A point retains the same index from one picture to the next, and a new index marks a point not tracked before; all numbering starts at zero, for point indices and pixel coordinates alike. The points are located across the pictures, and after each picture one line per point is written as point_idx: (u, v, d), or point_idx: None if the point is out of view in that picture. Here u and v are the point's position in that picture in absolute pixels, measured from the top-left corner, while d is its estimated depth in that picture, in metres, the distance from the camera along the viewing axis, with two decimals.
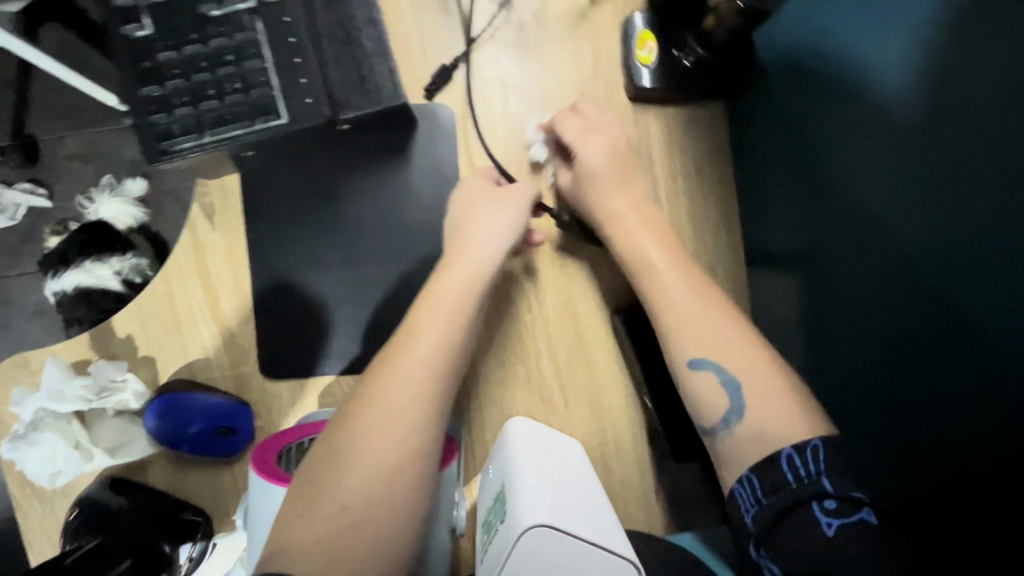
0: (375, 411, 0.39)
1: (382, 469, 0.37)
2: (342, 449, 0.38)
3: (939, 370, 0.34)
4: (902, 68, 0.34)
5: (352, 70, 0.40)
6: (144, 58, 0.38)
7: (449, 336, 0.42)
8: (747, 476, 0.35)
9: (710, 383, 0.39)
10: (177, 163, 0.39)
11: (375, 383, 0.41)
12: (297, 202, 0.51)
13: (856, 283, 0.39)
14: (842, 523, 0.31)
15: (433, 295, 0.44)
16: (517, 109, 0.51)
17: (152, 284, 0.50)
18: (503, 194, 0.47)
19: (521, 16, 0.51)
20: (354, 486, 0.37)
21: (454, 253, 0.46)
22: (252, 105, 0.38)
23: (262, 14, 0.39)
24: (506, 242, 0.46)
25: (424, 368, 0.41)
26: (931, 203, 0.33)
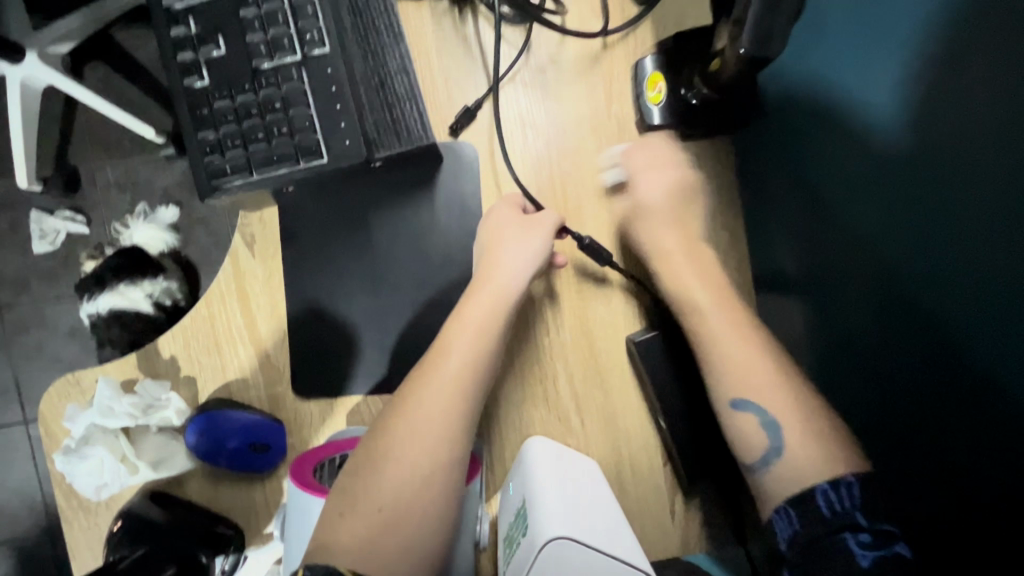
0: (412, 419, 0.44)
1: (415, 474, 0.42)
2: (383, 453, 0.43)
3: (915, 361, 0.37)
4: (886, 105, 0.38)
5: (385, 113, 0.44)
6: (203, 106, 0.42)
7: (476, 352, 0.46)
8: (784, 508, 0.41)
9: (753, 423, 0.44)
10: (227, 198, 0.43)
11: (411, 396, 0.45)
12: (331, 232, 0.54)
13: (839, 281, 0.43)
14: (877, 555, 0.36)
15: (463, 315, 0.48)
16: (536, 145, 0.54)
17: (194, 308, 0.54)
18: (530, 221, 0.51)
19: (540, 59, 0.54)
20: (391, 489, 0.42)
21: (484, 275, 0.49)
22: (296, 146, 0.42)
23: (307, 66, 0.42)
24: (532, 266, 0.49)
25: (454, 382, 0.45)
26: (915, 236, 0.36)
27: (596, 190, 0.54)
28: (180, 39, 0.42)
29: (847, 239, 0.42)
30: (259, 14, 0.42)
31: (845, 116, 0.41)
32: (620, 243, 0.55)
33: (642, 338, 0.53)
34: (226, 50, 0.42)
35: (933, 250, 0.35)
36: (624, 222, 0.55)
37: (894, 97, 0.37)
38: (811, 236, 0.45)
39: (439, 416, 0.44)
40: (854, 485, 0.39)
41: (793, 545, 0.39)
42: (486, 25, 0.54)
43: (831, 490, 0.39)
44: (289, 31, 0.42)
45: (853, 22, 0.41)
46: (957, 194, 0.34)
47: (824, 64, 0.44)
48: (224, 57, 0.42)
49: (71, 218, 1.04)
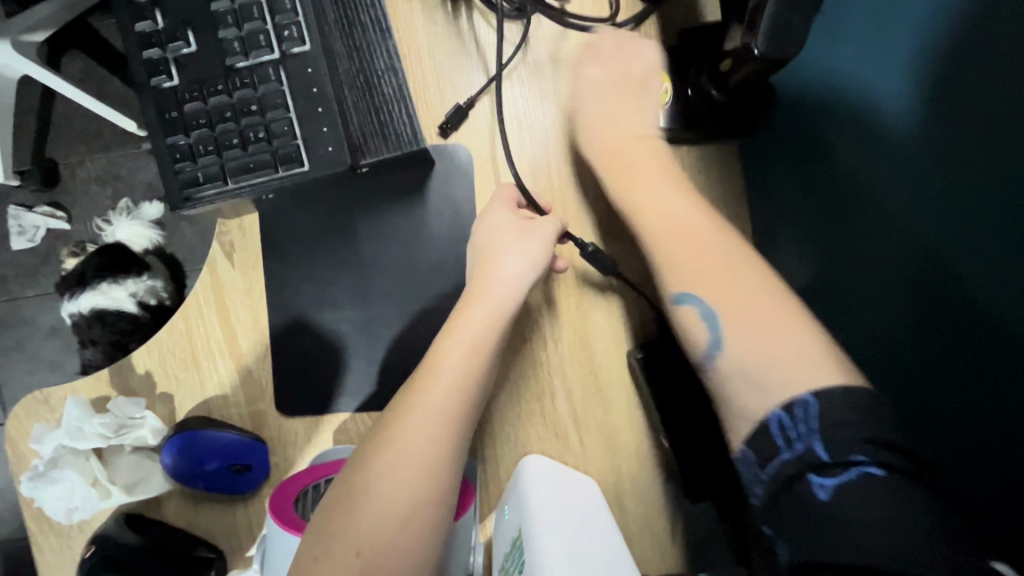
0: (398, 442, 0.40)
1: (401, 502, 0.38)
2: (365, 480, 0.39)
3: (947, 369, 0.36)
4: (905, 99, 0.37)
5: (371, 116, 0.41)
6: (172, 109, 0.39)
7: (467, 371, 0.43)
8: (777, 419, 0.35)
9: (762, 411, 0.37)
10: (201, 209, 0.40)
11: (397, 417, 0.42)
12: (316, 240, 0.51)
13: (877, 279, 0.41)
14: (837, 486, 0.32)
15: (453, 332, 0.45)
16: (533, 148, 0.51)
17: (171, 321, 0.51)
18: (528, 228, 0.48)
19: (538, 56, 0.51)
20: (375, 519, 0.38)
21: (477, 287, 0.46)
22: (274, 153, 0.39)
23: (286, 65, 0.39)
24: (529, 278, 0.47)
25: (444, 404, 0.42)
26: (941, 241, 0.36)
27: (598, 196, 0.52)
28: (146, 36, 0.39)
29: (888, 239, 0.40)
30: (233, 7, 0.38)
31: (877, 115, 0.40)
32: (625, 251, 0.52)
33: (645, 353, 0.51)
34: (197, 48, 0.39)
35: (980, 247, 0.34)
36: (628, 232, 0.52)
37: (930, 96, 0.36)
38: (845, 234, 0.43)
39: (429, 440, 0.41)
40: (814, 406, 0.34)
41: (766, 499, 0.34)
42: (481, 17, 0.50)
43: (871, 464, 0.31)
44: (265, 27, 0.38)
45: (882, 16, 0.39)
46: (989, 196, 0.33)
47: (852, 59, 0.42)
48: (195, 55, 0.39)
49: (51, 215, 1.00)
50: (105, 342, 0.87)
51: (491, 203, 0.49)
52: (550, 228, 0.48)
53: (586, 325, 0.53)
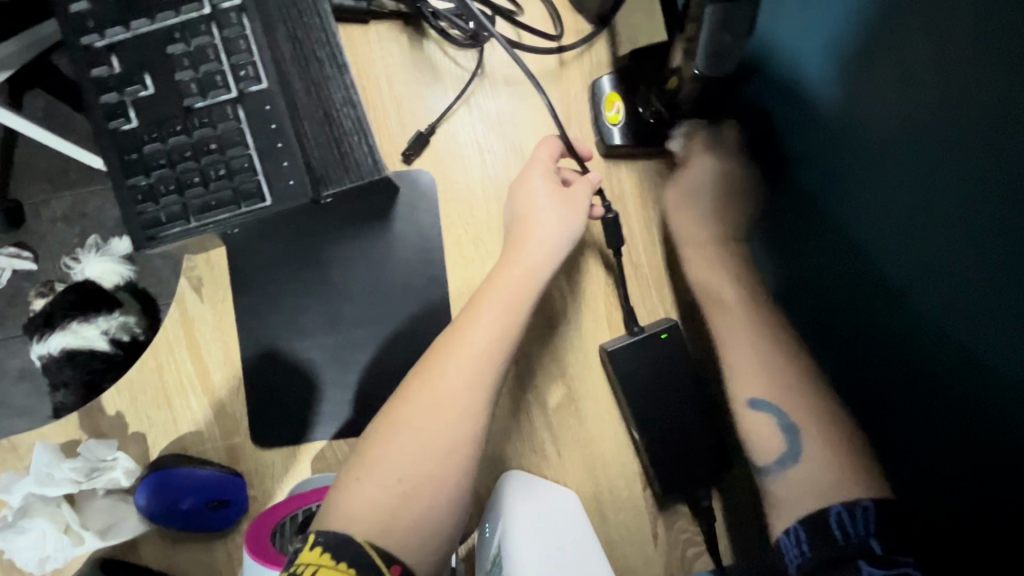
0: (418, 429, 0.43)
1: (427, 460, 0.43)
2: (402, 424, 0.44)
3: (903, 331, 0.38)
4: (832, 80, 0.39)
5: (332, 148, 0.42)
6: (132, 150, 0.39)
7: (501, 336, 0.46)
8: (792, 529, 0.41)
9: (763, 421, 0.47)
10: (166, 247, 0.40)
11: (436, 373, 0.44)
12: (286, 270, 0.51)
13: (831, 258, 0.43)
14: (883, 573, 0.36)
15: (492, 291, 0.47)
16: (495, 168, 0.52)
17: (140, 360, 0.51)
18: (565, 196, 0.48)
19: (494, 80, 0.52)
20: (411, 458, 0.43)
21: (516, 245, 0.48)
22: (236, 190, 0.39)
23: (243, 102, 0.40)
24: (563, 248, 0.48)
25: (428, 415, 0.44)
26: (926, 201, 0.35)
27: None
28: (102, 80, 0.39)
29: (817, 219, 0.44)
30: (188, 49, 0.39)
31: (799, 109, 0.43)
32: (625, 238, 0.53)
33: (615, 346, 0.52)
34: (155, 90, 0.39)
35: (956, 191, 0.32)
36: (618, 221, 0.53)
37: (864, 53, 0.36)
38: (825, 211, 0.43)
39: (406, 464, 0.42)
40: (872, 512, 0.39)
41: (804, 567, 0.39)
42: (436, 46, 0.52)
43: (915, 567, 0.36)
44: (221, 67, 0.39)
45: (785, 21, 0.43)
46: (925, 157, 0.34)
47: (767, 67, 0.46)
48: (153, 97, 0.39)
49: (17, 255, 0.98)
50: (76, 384, 0.86)
51: (535, 155, 0.50)
52: (583, 195, 0.49)
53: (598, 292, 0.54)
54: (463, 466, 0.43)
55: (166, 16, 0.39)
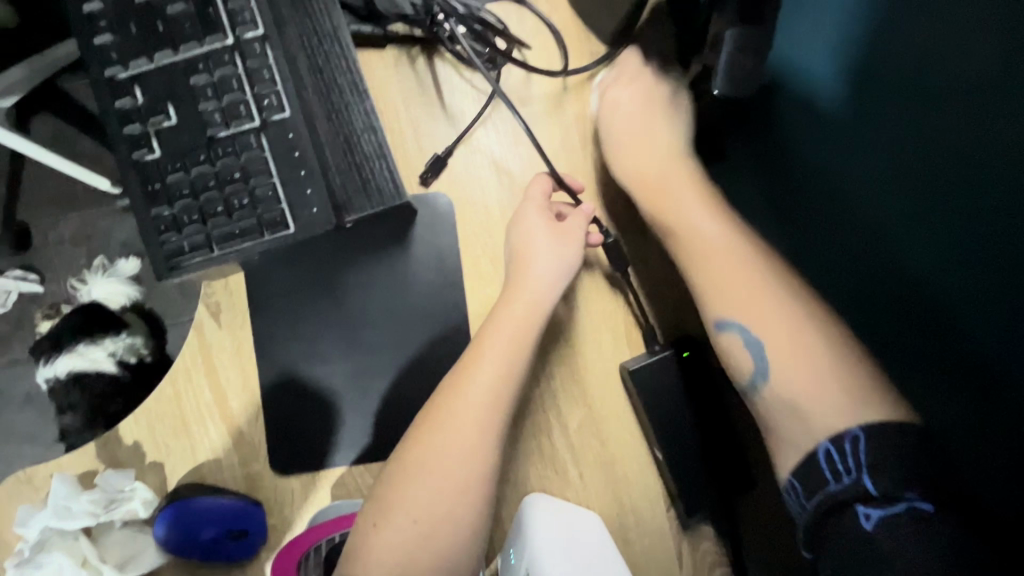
0: (443, 456, 0.43)
1: (445, 488, 0.43)
2: (418, 459, 0.43)
3: (925, 318, 0.44)
4: (835, 84, 0.46)
5: (353, 173, 0.42)
6: (155, 181, 0.39)
7: (504, 374, 0.45)
8: (791, 483, 0.39)
9: (799, 375, 0.40)
10: (189, 276, 0.40)
11: (446, 407, 0.44)
12: (304, 295, 0.51)
13: (848, 225, 0.46)
14: (881, 516, 0.35)
15: (495, 329, 0.47)
16: (511, 189, 0.52)
17: (158, 388, 0.50)
18: (561, 230, 0.49)
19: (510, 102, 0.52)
20: (429, 491, 0.42)
21: (515, 284, 0.48)
22: (259, 219, 0.39)
23: (267, 131, 0.40)
24: (562, 279, 0.49)
25: (453, 440, 0.43)
26: (954, 195, 0.42)
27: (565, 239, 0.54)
28: (126, 112, 0.39)
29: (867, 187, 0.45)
30: (212, 79, 0.39)
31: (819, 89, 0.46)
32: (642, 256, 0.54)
33: (636, 365, 0.51)
34: (178, 120, 0.39)
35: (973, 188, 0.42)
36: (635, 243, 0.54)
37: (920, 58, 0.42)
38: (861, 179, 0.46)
39: (430, 490, 0.42)
40: (864, 441, 0.36)
41: (810, 526, 0.37)
42: (451, 68, 0.52)
43: (921, 500, 0.34)
44: (245, 97, 0.39)
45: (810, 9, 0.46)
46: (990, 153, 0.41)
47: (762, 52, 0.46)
48: (177, 127, 0.39)
49: (24, 277, 0.97)
50: (84, 406, 0.85)
51: (528, 195, 0.50)
52: (578, 228, 0.50)
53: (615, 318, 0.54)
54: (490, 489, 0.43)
55: (189, 47, 0.39)
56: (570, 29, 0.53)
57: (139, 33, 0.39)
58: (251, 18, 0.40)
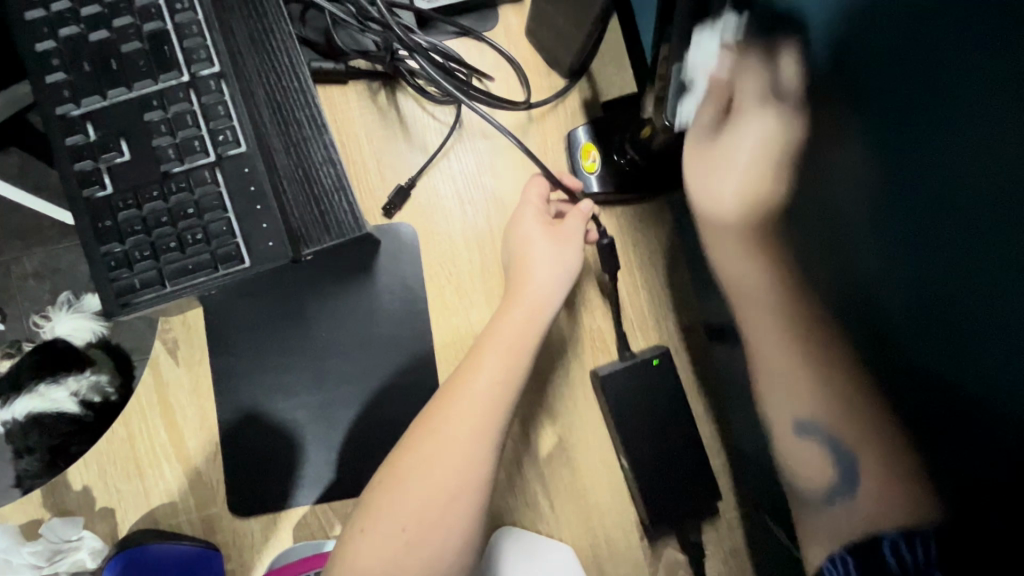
0: (428, 475, 0.42)
1: (434, 500, 0.41)
2: (401, 473, 0.42)
3: None
4: None
5: (311, 207, 0.42)
6: (106, 217, 0.39)
7: (500, 382, 0.45)
8: None
9: (794, 472, 0.44)
10: (140, 313, 0.39)
11: (441, 422, 0.43)
12: (265, 329, 0.50)
13: (816, 233, 0.25)
14: None
15: (494, 336, 0.46)
16: (475, 219, 0.52)
17: (111, 429, 0.48)
18: (559, 232, 0.50)
19: (472, 134, 0.53)
20: (416, 502, 0.41)
21: (516, 290, 0.48)
22: (213, 253, 0.39)
23: (222, 166, 0.40)
24: (563, 285, 0.49)
25: (435, 460, 0.42)
26: None
27: None
28: (78, 149, 0.39)
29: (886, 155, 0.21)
30: (167, 116, 0.39)
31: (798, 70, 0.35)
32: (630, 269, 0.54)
33: (606, 371, 0.51)
34: (131, 156, 0.39)
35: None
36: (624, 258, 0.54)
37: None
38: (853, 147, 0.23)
39: (420, 505, 0.41)
40: None
41: None
42: (413, 101, 0.53)
43: None
44: (200, 133, 0.39)
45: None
46: None
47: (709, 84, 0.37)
48: (129, 164, 0.39)
49: None
50: (44, 451, 0.82)
51: (529, 198, 0.51)
52: (577, 229, 0.50)
53: (598, 330, 0.54)
54: (464, 518, 0.42)
55: (144, 84, 0.39)
56: (530, 64, 0.54)
57: (92, 71, 0.39)
58: (207, 56, 0.40)
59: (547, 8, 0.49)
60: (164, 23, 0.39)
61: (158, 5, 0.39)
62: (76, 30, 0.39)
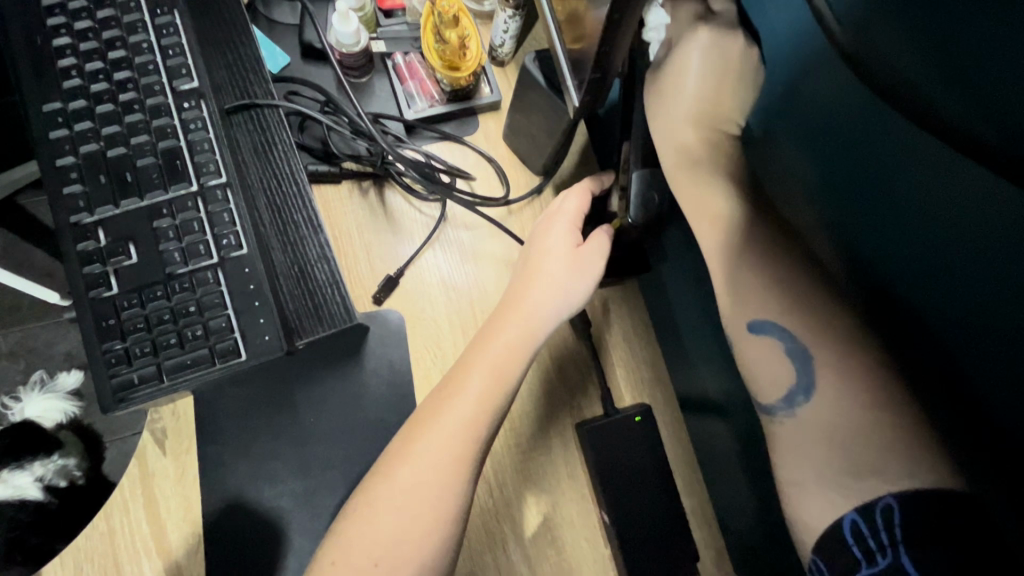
0: (402, 513, 0.44)
1: (413, 536, 0.43)
2: (378, 507, 0.44)
3: (921, 267, 0.35)
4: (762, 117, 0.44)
5: (306, 301, 0.45)
6: (110, 316, 0.41)
7: (482, 411, 0.47)
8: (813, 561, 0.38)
9: (771, 350, 0.41)
10: (136, 407, 0.41)
11: (422, 438, 0.46)
12: (253, 416, 0.51)
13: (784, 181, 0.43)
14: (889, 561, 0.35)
15: (498, 331, 0.49)
16: (458, 305, 0.56)
17: (91, 523, 0.48)
18: (578, 253, 0.50)
19: (456, 226, 0.57)
20: (384, 536, 0.43)
21: (517, 295, 0.51)
22: (211, 348, 0.41)
23: (223, 267, 0.43)
24: (560, 305, 0.50)
25: (410, 501, 0.44)
26: (930, 219, 0.33)
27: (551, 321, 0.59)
28: (88, 253, 0.42)
29: (826, 155, 0.38)
30: (174, 223, 0.43)
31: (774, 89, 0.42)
32: (605, 345, 0.58)
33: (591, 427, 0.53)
34: (138, 259, 0.42)
35: (904, 224, 0.35)
36: (597, 329, 0.59)
37: (836, 117, 0.36)
38: (802, 166, 0.40)
39: (393, 550, 0.43)
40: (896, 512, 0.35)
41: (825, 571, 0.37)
42: (400, 197, 0.57)
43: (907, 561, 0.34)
44: (204, 237, 0.43)
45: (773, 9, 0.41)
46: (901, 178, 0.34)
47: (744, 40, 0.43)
48: (136, 266, 0.42)
49: None
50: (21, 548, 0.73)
51: (554, 209, 0.53)
52: (599, 251, 0.51)
53: (576, 400, 0.57)
54: (436, 555, 0.43)
55: (155, 194, 0.43)
56: (507, 162, 0.59)
57: (107, 182, 0.43)
58: (215, 168, 0.44)
59: (521, 118, 0.55)
60: (178, 140, 0.44)
61: (172, 124, 0.44)
62: (96, 147, 0.43)
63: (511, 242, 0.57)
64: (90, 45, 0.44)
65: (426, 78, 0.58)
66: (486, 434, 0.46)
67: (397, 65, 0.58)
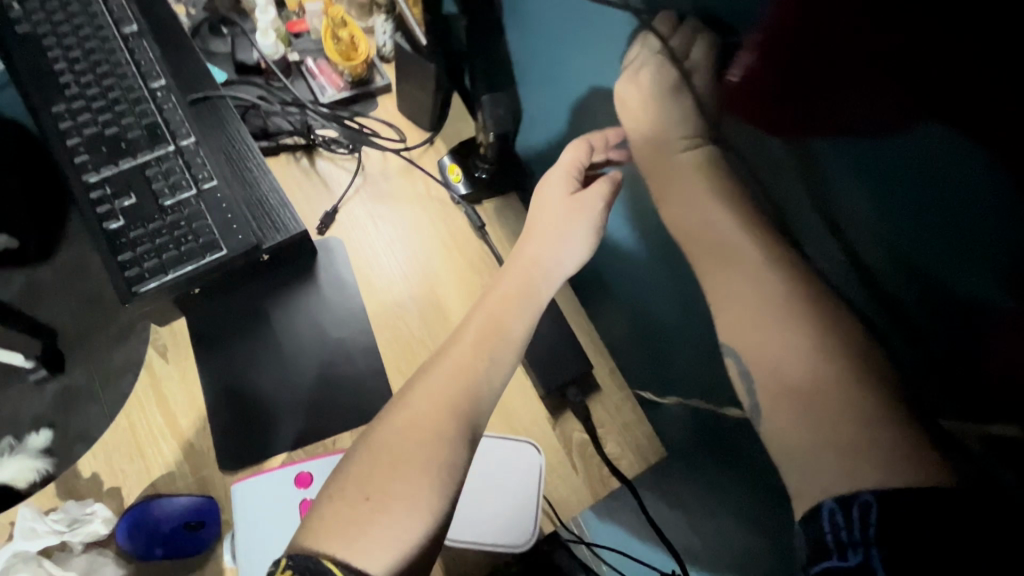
0: (424, 411, 0.52)
1: (429, 420, 0.51)
2: (408, 405, 0.52)
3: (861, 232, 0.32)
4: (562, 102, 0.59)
5: (265, 218, 0.62)
6: (121, 237, 0.57)
7: (491, 322, 0.57)
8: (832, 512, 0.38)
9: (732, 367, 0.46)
10: (147, 297, 0.55)
11: (448, 352, 0.56)
12: (235, 326, 0.66)
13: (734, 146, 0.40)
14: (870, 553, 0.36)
15: (508, 276, 0.60)
16: (384, 228, 0.74)
17: (114, 422, 0.60)
18: (573, 203, 0.60)
19: (372, 174, 0.76)
20: (412, 423, 0.51)
21: (524, 244, 0.62)
22: (201, 247, 0.57)
23: (201, 196, 0.60)
24: (556, 251, 0.61)
25: (440, 401, 0.52)
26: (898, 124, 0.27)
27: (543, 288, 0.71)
28: (98, 198, 0.58)
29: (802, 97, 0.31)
30: (161, 170, 0.60)
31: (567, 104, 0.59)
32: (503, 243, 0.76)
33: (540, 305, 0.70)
34: (136, 198, 0.58)
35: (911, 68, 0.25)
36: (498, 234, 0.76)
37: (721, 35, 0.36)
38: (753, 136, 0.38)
39: (423, 437, 0.50)
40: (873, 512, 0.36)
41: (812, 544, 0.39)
42: (327, 160, 0.76)
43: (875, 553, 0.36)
44: (185, 177, 0.60)
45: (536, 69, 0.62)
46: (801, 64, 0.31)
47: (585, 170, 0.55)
48: (135, 202, 0.58)
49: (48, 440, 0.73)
50: None
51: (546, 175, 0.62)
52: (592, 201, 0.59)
53: None
54: (456, 433, 0.52)
55: (144, 154, 0.60)
56: (404, 125, 0.80)
57: (107, 150, 0.59)
58: (185, 134, 0.62)
59: (407, 87, 0.76)
60: (156, 118, 0.62)
61: (151, 108, 0.62)
62: (96, 129, 0.60)
63: (417, 178, 0.77)
64: (84, 66, 0.63)
65: (333, 74, 0.80)
66: (498, 346, 0.56)
67: (310, 69, 0.79)
